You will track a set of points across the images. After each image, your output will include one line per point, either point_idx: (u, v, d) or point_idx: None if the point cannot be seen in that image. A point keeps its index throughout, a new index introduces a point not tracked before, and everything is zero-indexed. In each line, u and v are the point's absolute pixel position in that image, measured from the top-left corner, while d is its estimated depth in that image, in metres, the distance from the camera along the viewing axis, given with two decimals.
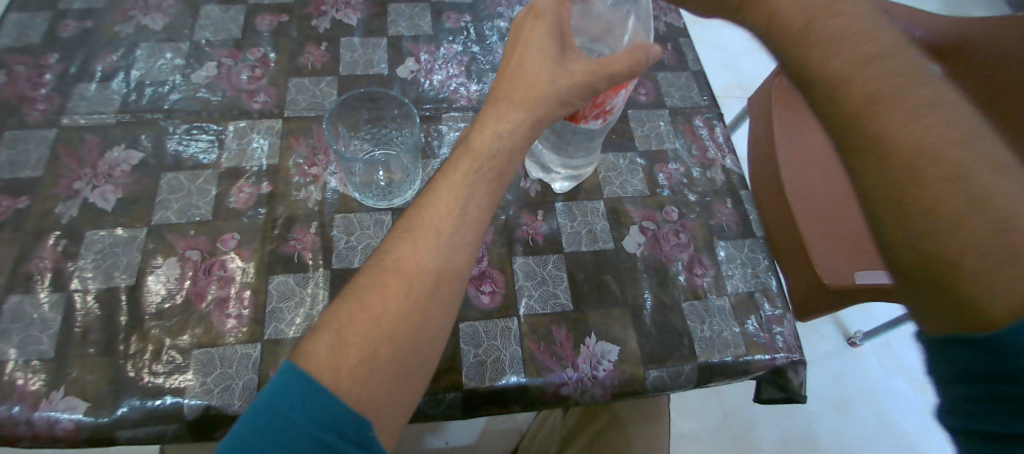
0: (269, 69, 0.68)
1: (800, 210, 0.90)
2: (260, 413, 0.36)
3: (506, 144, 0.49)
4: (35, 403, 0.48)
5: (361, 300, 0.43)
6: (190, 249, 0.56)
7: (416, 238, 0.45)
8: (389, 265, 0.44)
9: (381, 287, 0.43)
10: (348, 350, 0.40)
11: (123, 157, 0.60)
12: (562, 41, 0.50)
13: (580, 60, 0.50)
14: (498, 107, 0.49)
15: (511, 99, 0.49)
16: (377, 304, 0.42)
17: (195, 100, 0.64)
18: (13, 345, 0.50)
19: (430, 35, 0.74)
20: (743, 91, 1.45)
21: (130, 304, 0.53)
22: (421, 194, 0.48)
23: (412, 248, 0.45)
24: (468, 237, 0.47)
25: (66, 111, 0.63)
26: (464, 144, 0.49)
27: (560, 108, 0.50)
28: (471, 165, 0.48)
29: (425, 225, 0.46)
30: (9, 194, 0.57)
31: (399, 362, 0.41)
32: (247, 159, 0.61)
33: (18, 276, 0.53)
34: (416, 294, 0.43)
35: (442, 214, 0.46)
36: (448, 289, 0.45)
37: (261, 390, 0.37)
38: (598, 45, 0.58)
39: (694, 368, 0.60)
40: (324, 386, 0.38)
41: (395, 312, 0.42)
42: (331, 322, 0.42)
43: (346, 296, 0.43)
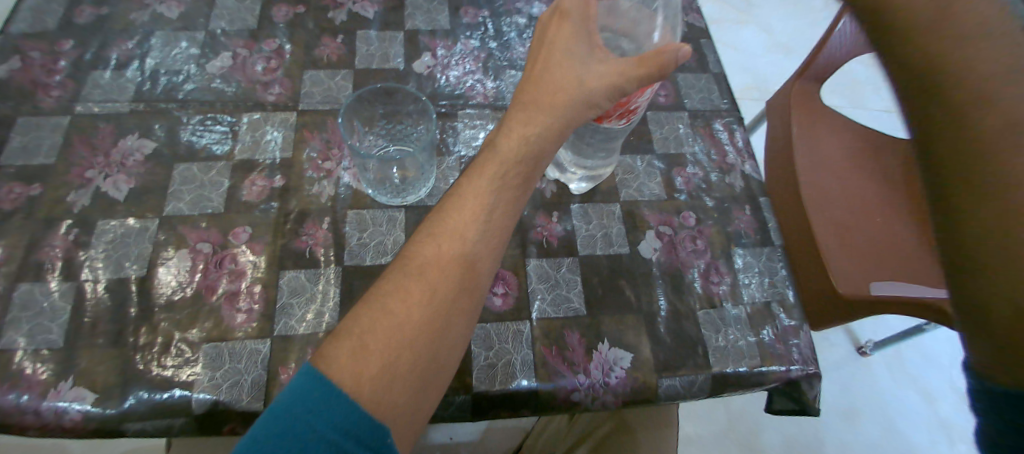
0: (284, 61, 0.67)
1: (817, 217, 0.88)
2: (280, 416, 0.36)
3: (531, 145, 0.48)
4: (44, 391, 0.48)
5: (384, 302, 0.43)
6: (201, 241, 0.55)
7: (440, 242, 0.45)
8: (414, 267, 0.44)
9: (405, 292, 0.43)
10: (370, 355, 0.40)
11: (135, 146, 0.59)
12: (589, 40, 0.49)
13: (609, 60, 0.49)
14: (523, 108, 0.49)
15: (534, 100, 0.48)
16: (400, 308, 0.42)
17: (209, 90, 0.63)
18: (24, 332, 0.50)
19: (446, 30, 0.72)
20: (760, 92, 1.42)
21: (141, 295, 0.52)
22: (445, 196, 0.48)
23: (437, 252, 0.45)
24: (491, 241, 0.46)
25: (80, 98, 0.62)
26: (490, 147, 0.49)
27: (587, 111, 0.49)
28: (496, 169, 0.47)
29: (449, 229, 0.45)
30: (21, 180, 0.57)
31: (421, 367, 0.41)
32: (260, 151, 0.60)
33: (30, 264, 0.53)
34: (439, 298, 0.43)
35: (467, 217, 0.46)
36: (470, 293, 0.45)
37: (280, 393, 0.37)
38: (625, 41, 0.56)
39: (707, 378, 0.59)
40: (344, 392, 0.37)
41: (416, 316, 0.42)
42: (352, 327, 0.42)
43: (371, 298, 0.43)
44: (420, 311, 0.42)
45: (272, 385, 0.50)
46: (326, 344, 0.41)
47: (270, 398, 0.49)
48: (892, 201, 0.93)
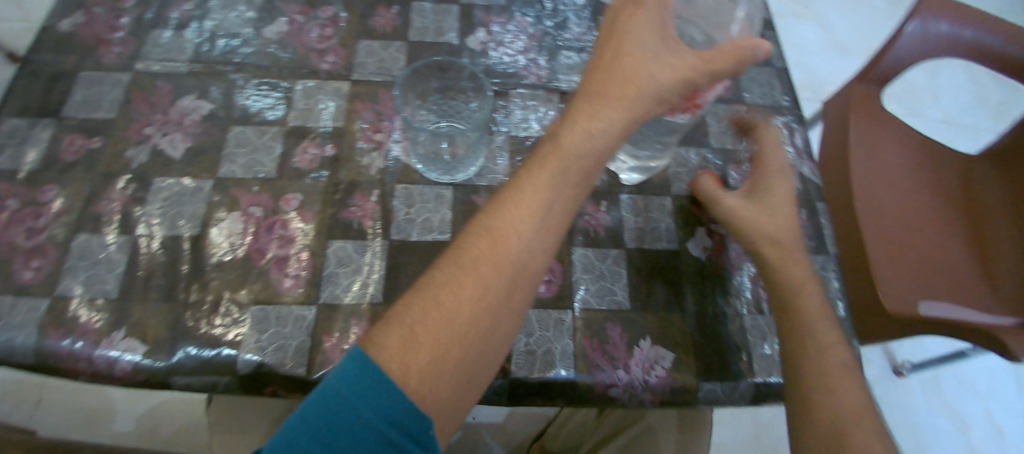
0: (339, 29, 0.66)
1: (871, 228, 0.84)
2: (326, 401, 0.35)
3: (596, 142, 0.46)
4: (98, 340, 0.49)
5: (438, 293, 0.42)
6: (253, 206, 0.55)
7: (496, 237, 0.44)
8: (469, 260, 0.43)
9: (458, 284, 0.42)
10: (425, 346, 0.39)
11: (192, 107, 0.60)
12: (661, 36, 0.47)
13: (682, 54, 0.47)
14: (588, 101, 0.47)
15: (600, 94, 0.47)
16: (451, 301, 0.41)
17: (265, 55, 0.63)
18: (81, 281, 0.52)
19: (502, 7, 0.70)
20: (814, 91, 1.35)
21: (193, 254, 0.53)
22: (502, 189, 0.47)
23: (491, 246, 0.43)
24: (546, 237, 0.45)
25: (140, 55, 0.63)
26: (552, 141, 0.47)
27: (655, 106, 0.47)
28: (558, 164, 0.46)
29: (505, 223, 0.44)
30: (83, 133, 0.58)
31: (468, 361, 0.40)
32: (313, 119, 0.60)
33: (89, 216, 0.54)
34: (491, 293, 0.42)
35: (524, 211, 0.45)
36: (521, 288, 0.44)
37: (328, 375, 0.36)
38: (694, 32, 0.54)
39: (749, 385, 0.57)
40: (391, 380, 0.36)
41: (472, 309, 0.41)
42: (404, 315, 0.40)
43: (423, 287, 0.42)
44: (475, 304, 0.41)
45: (316, 352, 0.50)
46: (375, 331, 0.40)
47: (312, 365, 0.49)
48: (949, 217, 0.89)
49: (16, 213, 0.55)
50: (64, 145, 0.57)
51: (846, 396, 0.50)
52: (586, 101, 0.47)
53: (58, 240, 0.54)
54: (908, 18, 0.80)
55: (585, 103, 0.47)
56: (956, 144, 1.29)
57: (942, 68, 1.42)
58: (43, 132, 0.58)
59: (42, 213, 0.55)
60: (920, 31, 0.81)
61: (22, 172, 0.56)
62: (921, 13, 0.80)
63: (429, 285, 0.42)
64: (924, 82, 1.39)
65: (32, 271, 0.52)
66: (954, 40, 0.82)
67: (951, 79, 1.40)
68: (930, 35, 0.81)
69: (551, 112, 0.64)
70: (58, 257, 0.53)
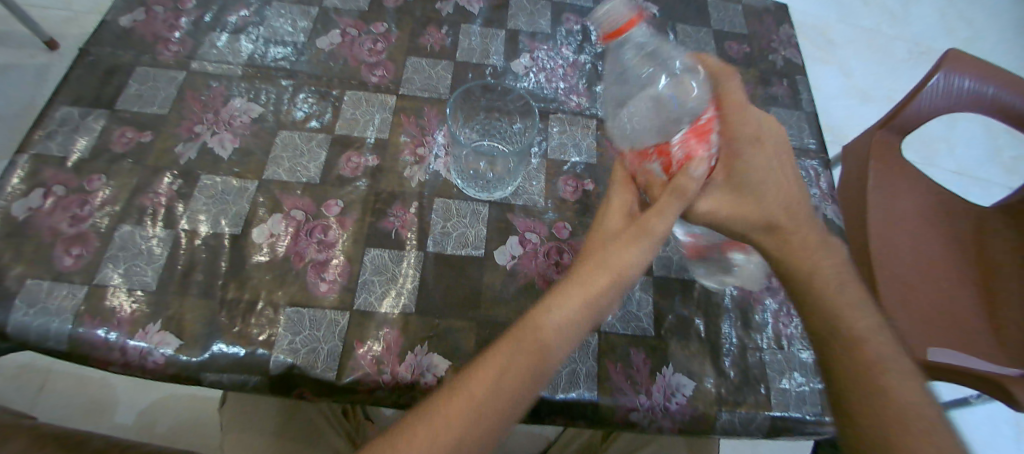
0: (390, 45, 0.70)
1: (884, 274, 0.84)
2: None
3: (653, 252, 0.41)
4: (132, 330, 0.50)
5: (473, 400, 0.37)
6: (295, 208, 0.57)
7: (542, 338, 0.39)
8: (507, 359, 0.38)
9: (478, 376, 0.38)
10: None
11: (243, 108, 0.63)
12: (756, 138, 0.42)
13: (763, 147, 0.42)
14: (678, 199, 0.39)
15: (689, 198, 0.39)
16: (470, 399, 0.37)
17: (318, 65, 0.67)
18: (119, 271, 0.52)
19: (547, 34, 0.74)
20: (833, 135, 1.38)
21: (233, 251, 0.54)
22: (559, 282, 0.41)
23: (534, 348, 0.39)
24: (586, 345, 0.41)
25: (197, 56, 0.66)
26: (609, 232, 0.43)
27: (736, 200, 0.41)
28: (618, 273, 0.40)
29: (555, 324, 0.39)
30: (134, 127, 0.60)
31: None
32: (358, 129, 0.63)
33: (133, 207, 0.55)
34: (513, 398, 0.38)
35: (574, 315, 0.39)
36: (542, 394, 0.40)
37: None
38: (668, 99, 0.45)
39: (767, 418, 0.56)
40: None
41: (507, 423, 0.38)
42: (434, 418, 0.36)
43: (457, 385, 0.38)
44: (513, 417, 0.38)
45: (347, 358, 0.50)
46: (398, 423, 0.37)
47: (343, 369, 0.50)
48: (958, 264, 0.90)
49: (61, 199, 0.54)
50: (114, 137, 0.59)
51: (869, 341, 0.40)
52: (673, 195, 0.39)
53: (101, 230, 0.54)
54: (933, 72, 0.83)
55: (675, 205, 0.39)
56: (969, 197, 1.32)
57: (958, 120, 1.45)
58: (95, 122, 0.60)
59: (87, 201, 0.55)
60: (942, 86, 0.83)
61: (71, 159, 0.57)
62: (945, 68, 0.82)
63: (467, 387, 0.37)
64: (941, 132, 1.42)
65: (72, 258, 0.52)
66: (975, 97, 0.84)
67: (966, 131, 1.43)
68: (952, 90, 0.83)
69: (587, 139, 0.66)
70: (99, 245, 0.53)
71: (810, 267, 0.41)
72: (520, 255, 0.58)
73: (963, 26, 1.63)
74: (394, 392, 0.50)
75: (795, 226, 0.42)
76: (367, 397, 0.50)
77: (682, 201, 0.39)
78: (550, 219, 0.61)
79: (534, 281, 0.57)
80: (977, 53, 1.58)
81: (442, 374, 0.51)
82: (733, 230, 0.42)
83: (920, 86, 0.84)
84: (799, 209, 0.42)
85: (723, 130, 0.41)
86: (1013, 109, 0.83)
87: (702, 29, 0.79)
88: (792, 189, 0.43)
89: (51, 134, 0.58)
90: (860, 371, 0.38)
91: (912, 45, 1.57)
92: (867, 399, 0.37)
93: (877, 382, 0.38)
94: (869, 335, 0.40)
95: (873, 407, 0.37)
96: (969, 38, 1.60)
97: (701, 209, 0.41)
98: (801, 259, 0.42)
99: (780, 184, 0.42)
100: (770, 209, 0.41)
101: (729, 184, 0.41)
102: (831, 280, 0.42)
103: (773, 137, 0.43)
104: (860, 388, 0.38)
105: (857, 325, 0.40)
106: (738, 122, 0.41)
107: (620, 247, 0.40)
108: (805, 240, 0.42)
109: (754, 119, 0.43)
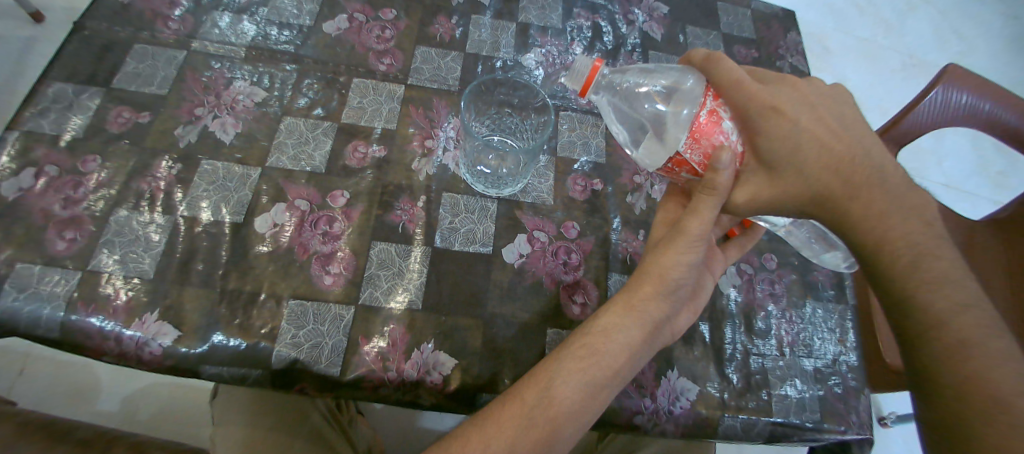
0: (398, 32, 0.68)
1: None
2: None
3: (701, 251, 0.44)
4: (128, 320, 0.48)
5: (529, 399, 0.41)
6: (299, 198, 0.56)
7: (582, 344, 0.43)
8: (554, 364, 0.43)
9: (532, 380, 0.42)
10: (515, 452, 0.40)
11: (246, 92, 0.61)
12: (772, 107, 0.38)
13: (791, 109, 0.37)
14: (708, 202, 0.40)
15: (722, 194, 0.40)
16: (529, 396, 0.41)
17: (325, 49, 0.65)
18: (114, 257, 0.50)
19: (558, 29, 0.72)
20: None
21: (234, 241, 0.53)
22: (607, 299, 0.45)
23: (577, 352, 0.42)
24: (636, 345, 0.43)
25: (198, 35, 0.63)
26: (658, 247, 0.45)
27: (783, 191, 0.38)
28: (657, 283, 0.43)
29: (597, 329, 0.43)
30: (131, 106, 0.58)
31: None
32: (365, 118, 0.62)
33: (129, 190, 0.53)
34: (564, 397, 0.41)
35: (614, 320, 0.43)
36: (598, 395, 0.42)
37: None
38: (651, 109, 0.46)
39: (768, 424, 0.57)
40: None
41: (574, 421, 0.42)
42: (495, 418, 0.41)
43: (515, 388, 0.42)
44: (570, 417, 0.41)
45: (352, 354, 0.49)
46: (466, 421, 0.43)
47: (348, 366, 0.49)
48: None
49: (53, 180, 0.52)
50: (110, 117, 0.57)
51: (957, 307, 0.32)
52: (703, 201, 0.41)
53: (96, 214, 0.52)
54: (932, 85, 0.76)
55: (706, 206, 0.41)
56: (956, 209, 1.33)
57: (947, 133, 1.45)
58: (90, 100, 0.57)
59: (81, 183, 0.53)
60: (940, 101, 0.76)
61: (65, 138, 0.54)
62: (944, 82, 0.76)
63: (524, 390, 0.42)
64: (930, 146, 1.42)
65: (66, 242, 0.50)
66: (974, 114, 0.77)
67: (954, 144, 1.44)
68: (950, 106, 0.77)
69: (597, 138, 0.66)
70: (94, 230, 0.51)
71: (873, 239, 0.35)
72: (528, 254, 0.57)
73: (961, 37, 1.63)
74: (399, 389, 0.50)
75: (854, 194, 0.35)
76: (371, 394, 0.50)
77: (716, 202, 0.40)
78: (559, 218, 0.60)
79: (541, 280, 0.56)
80: (973, 65, 1.58)
81: (448, 373, 0.50)
82: (787, 206, 0.39)
83: (917, 100, 0.76)
84: (858, 166, 0.36)
85: (732, 115, 0.40)
86: (1010, 127, 0.78)
87: (713, 31, 0.77)
88: (839, 145, 0.36)
89: (43, 111, 0.55)
90: (942, 346, 0.32)
91: (914, 53, 1.56)
92: (956, 378, 0.32)
93: (966, 359, 0.31)
94: (954, 299, 0.32)
95: (964, 386, 0.31)
96: (967, 50, 1.61)
97: (740, 201, 0.40)
98: (859, 224, 0.35)
99: (823, 144, 0.36)
100: (818, 178, 0.36)
101: (761, 167, 0.39)
102: (899, 242, 0.34)
103: (794, 96, 0.38)
104: (947, 365, 0.32)
105: (943, 289, 0.32)
106: (741, 100, 0.39)
107: (659, 257, 0.44)
108: (868, 211, 0.35)
109: (765, 88, 0.39)
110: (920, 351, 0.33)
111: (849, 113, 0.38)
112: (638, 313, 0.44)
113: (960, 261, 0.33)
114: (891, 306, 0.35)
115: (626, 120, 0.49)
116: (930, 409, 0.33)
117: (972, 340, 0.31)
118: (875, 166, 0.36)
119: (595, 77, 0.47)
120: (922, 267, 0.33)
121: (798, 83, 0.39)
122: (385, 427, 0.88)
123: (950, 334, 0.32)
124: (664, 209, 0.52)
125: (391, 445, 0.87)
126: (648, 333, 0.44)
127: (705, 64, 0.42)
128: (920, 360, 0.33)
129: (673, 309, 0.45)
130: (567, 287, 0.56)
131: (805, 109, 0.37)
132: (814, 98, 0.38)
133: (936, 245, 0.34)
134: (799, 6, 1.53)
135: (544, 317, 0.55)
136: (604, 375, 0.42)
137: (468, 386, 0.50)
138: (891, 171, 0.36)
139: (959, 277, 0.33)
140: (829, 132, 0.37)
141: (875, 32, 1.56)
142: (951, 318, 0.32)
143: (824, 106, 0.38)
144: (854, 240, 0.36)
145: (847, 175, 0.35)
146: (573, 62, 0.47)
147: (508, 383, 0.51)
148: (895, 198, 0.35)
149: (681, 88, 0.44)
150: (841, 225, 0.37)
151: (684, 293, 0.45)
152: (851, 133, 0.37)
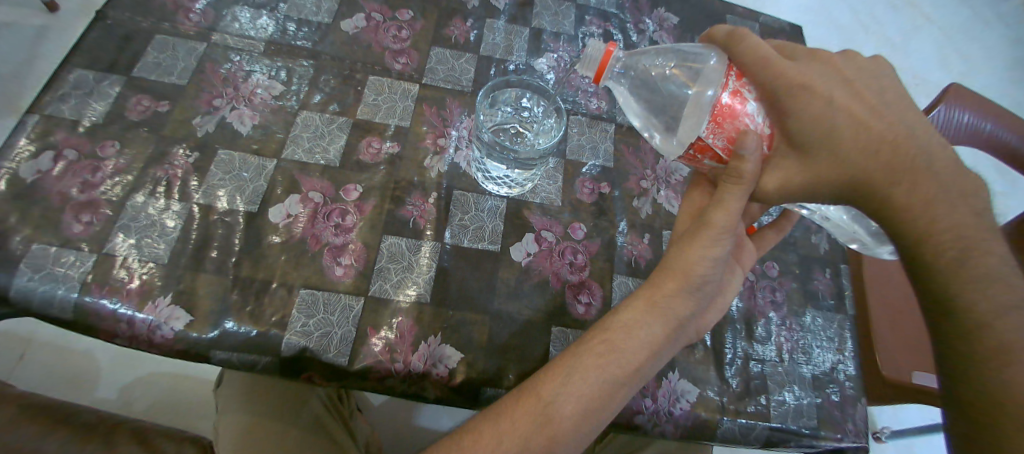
0: (415, 32, 0.69)
1: (874, 291, 0.79)
2: None
3: (728, 245, 0.44)
4: (141, 303, 0.49)
5: (545, 395, 0.42)
6: (312, 190, 0.57)
7: (607, 333, 0.44)
8: (578, 354, 0.43)
9: (557, 370, 0.43)
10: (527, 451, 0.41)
11: (264, 86, 0.62)
12: (801, 87, 0.39)
13: (829, 91, 0.38)
14: (735, 192, 0.41)
15: (749, 182, 0.40)
16: (553, 386, 0.42)
17: (342, 46, 0.66)
18: (129, 241, 0.51)
19: (570, 35, 0.74)
20: None
21: (247, 230, 0.54)
22: (636, 292, 0.45)
23: (602, 343, 0.44)
24: (662, 335, 0.44)
25: (218, 28, 0.65)
26: (684, 240, 0.45)
27: (819, 178, 0.39)
28: (682, 277, 0.44)
29: (623, 321, 0.44)
30: (151, 95, 0.59)
31: (558, 444, 0.42)
32: (379, 114, 0.63)
33: (146, 176, 0.54)
34: (589, 385, 0.42)
35: (637, 311, 0.44)
36: (624, 384, 0.43)
37: None
38: (671, 85, 0.48)
39: (764, 429, 0.58)
40: None
41: (600, 408, 0.43)
42: (510, 412, 0.42)
43: (531, 383, 0.43)
44: (592, 406, 0.42)
45: (360, 344, 0.50)
46: (481, 414, 0.44)
47: (356, 356, 0.50)
48: None
49: (72, 164, 0.53)
50: (130, 104, 0.58)
51: (1002, 309, 0.32)
52: (729, 191, 0.41)
53: (113, 199, 0.52)
54: (934, 104, 0.76)
55: (732, 197, 0.41)
56: None
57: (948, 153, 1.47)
58: (111, 87, 0.58)
59: (99, 167, 0.53)
60: (944, 118, 0.77)
61: (84, 124, 0.55)
62: (947, 101, 0.76)
63: (540, 385, 0.43)
64: None
65: (82, 225, 0.50)
66: (974, 132, 0.78)
67: None
68: (952, 124, 0.77)
69: (606, 143, 0.67)
70: (110, 214, 0.52)
71: (917, 233, 0.35)
72: (535, 253, 0.58)
73: (965, 61, 1.66)
74: (405, 381, 0.50)
75: (894, 178, 0.36)
76: (376, 384, 0.51)
77: (743, 190, 0.41)
78: (566, 219, 0.61)
79: (548, 279, 0.57)
80: (974, 88, 1.61)
81: (453, 366, 0.51)
82: (820, 191, 0.39)
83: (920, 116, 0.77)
84: (902, 146, 0.36)
85: (755, 96, 0.40)
86: (1007, 148, 0.79)
87: None
88: (878, 125, 0.37)
89: (65, 96, 0.56)
90: (983, 348, 0.32)
91: (917, 73, 1.58)
92: (991, 385, 0.32)
93: (1004, 365, 0.31)
94: (1001, 300, 0.32)
95: (1002, 394, 0.31)
96: (970, 73, 1.64)
97: (771, 187, 0.41)
98: (903, 214, 0.36)
99: (860, 123, 0.37)
100: (853, 161, 0.37)
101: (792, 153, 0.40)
102: (947, 233, 0.34)
103: (827, 74, 0.40)
104: (984, 370, 0.32)
105: (989, 291, 0.32)
106: (767, 81, 0.40)
107: (682, 252, 0.45)
108: (913, 200, 0.35)
109: (796, 66, 0.40)
110: (957, 353, 0.33)
111: (888, 90, 0.39)
112: (661, 309, 0.44)
113: (1010, 257, 0.33)
114: (931, 304, 0.35)
115: (642, 97, 0.51)
116: (962, 415, 0.33)
117: (1013, 344, 0.31)
118: (921, 146, 0.36)
119: (607, 63, 0.48)
120: (970, 266, 0.33)
121: (833, 60, 0.41)
122: (381, 422, 0.88)
123: (990, 337, 0.32)
124: (689, 200, 0.53)
125: (386, 441, 0.87)
126: (674, 328, 0.45)
127: (727, 41, 0.44)
128: (958, 364, 0.34)
129: (698, 305, 0.46)
130: (572, 287, 0.57)
131: (838, 89, 0.39)
132: (849, 78, 0.40)
133: (982, 237, 0.34)
134: (807, 23, 1.55)
135: (548, 315, 0.55)
136: (628, 367, 0.43)
137: (472, 380, 0.51)
138: (938, 153, 0.36)
139: (1011, 277, 0.32)
140: (868, 111, 0.38)
141: (880, 50, 1.59)
142: (993, 320, 0.32)
143: (862, 83, 0.39)
144: (897, 230, 0.37)
145: (885, 157, 0.36)
146: (586, 49, 0.48)
147: (512, 379, 0.52)
148: (944, 184, 0.35)
149: (704, 68, 0.45)
150: (881, 212, 0.37)
151: (712, 287, 0.46)
152: (891, 111, 0.38)
